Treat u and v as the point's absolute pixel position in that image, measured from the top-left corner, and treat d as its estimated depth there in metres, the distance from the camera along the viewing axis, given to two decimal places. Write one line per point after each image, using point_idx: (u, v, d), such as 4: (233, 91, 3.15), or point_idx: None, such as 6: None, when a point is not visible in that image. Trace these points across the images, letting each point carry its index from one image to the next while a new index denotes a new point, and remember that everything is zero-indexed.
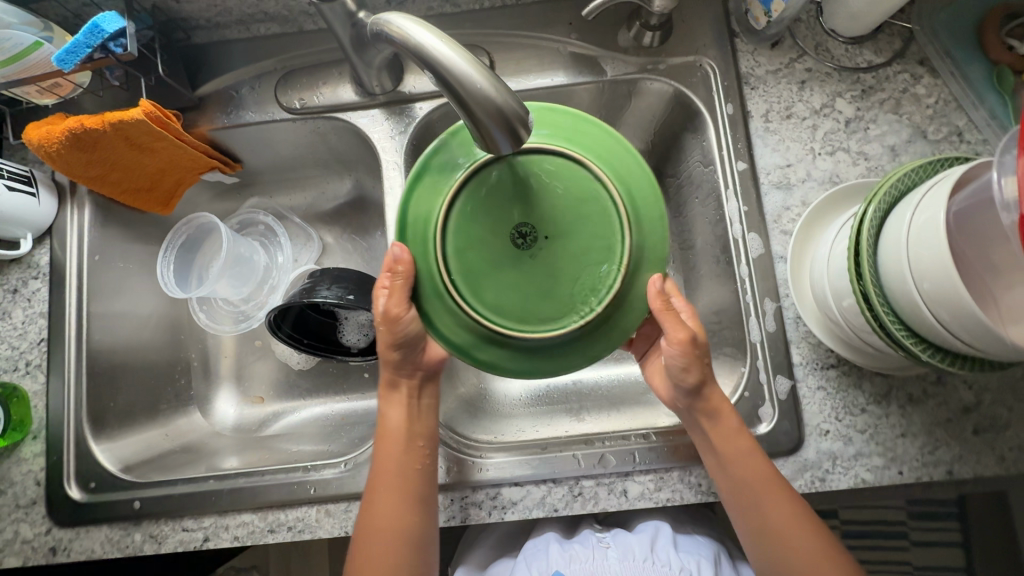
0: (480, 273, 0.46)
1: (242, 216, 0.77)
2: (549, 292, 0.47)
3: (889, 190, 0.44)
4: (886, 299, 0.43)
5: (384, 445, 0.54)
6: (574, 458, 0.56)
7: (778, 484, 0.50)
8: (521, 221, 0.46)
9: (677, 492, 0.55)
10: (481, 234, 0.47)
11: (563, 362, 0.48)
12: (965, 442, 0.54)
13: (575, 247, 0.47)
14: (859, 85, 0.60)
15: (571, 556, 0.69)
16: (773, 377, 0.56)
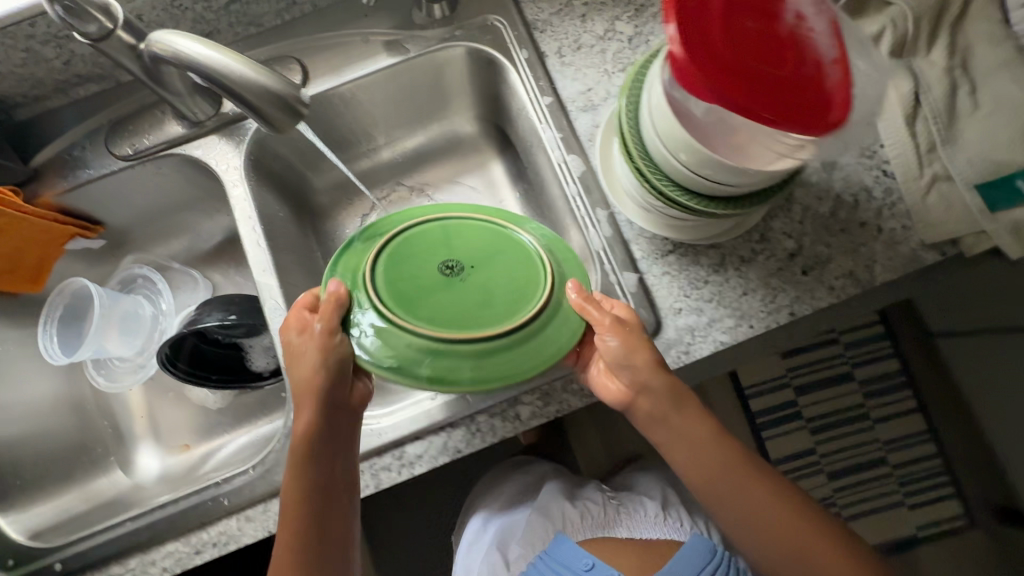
0: (413, 303, 0.56)
1: (120, 276, 0.79)
2: (487, 309, 0.56)
3: (636, 76, 0.51)
4: (662, 174, 0.49)
5: (297, 502, 0.53)
6: (463, 399, 0.59)
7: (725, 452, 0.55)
8: (448, 261, 0.60)
9: (564, 402, 0.58)
10: (415, 276, 0.58)
11: (508, 360, 0.53)
12: (798, 283, 0.60)
13: (495, 272, 0.59)
14: (632, 6, 0.67)
15: (583, 512, 0.81)
16: (621, 275, 0.61)
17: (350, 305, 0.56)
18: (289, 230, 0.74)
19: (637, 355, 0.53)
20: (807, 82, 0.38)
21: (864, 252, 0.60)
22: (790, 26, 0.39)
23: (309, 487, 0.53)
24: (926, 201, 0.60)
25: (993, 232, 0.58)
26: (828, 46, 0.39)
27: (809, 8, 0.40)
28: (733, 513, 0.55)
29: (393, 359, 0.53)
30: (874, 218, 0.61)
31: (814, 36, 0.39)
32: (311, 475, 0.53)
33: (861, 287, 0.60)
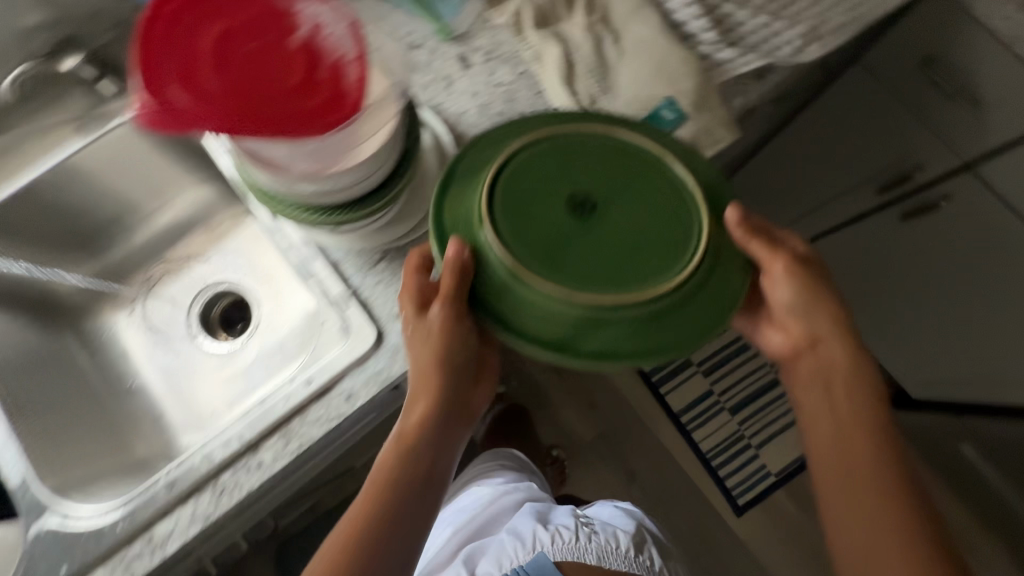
0: (558, 249, 0.49)
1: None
2: (621, 269, 0.49)
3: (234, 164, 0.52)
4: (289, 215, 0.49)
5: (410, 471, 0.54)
6: (198, 462, 0.57)
7: (868, 443, 0.55)
8: (579, 197, 0.51)
9: (305, 436, 0.58)
10: (543, 221, 0.50)
11: (664, 330, 0.49)
12: None
13: (626, 208, 0.51)
14: None
15: (558, 535, 0.87)
16: (335, 295, 0.62)
17: (488, 283, 0.50)
18: (1, 352, 0.72)
19: (790, 290, 0.56)
20: (315, 84, 0.41)
21: None
22: (307, 37, 0.42)
23: (376, 533, 0.52)
24: None
25: None
26: (343, 44, 0.42)
27: (324, 12, 0.43)
28: (823, 463, 0.56)
29: (557, 331, 0.48)
30: None
31: (331, 38, 0.42)
32: (383, 513, 0.52)
33: None
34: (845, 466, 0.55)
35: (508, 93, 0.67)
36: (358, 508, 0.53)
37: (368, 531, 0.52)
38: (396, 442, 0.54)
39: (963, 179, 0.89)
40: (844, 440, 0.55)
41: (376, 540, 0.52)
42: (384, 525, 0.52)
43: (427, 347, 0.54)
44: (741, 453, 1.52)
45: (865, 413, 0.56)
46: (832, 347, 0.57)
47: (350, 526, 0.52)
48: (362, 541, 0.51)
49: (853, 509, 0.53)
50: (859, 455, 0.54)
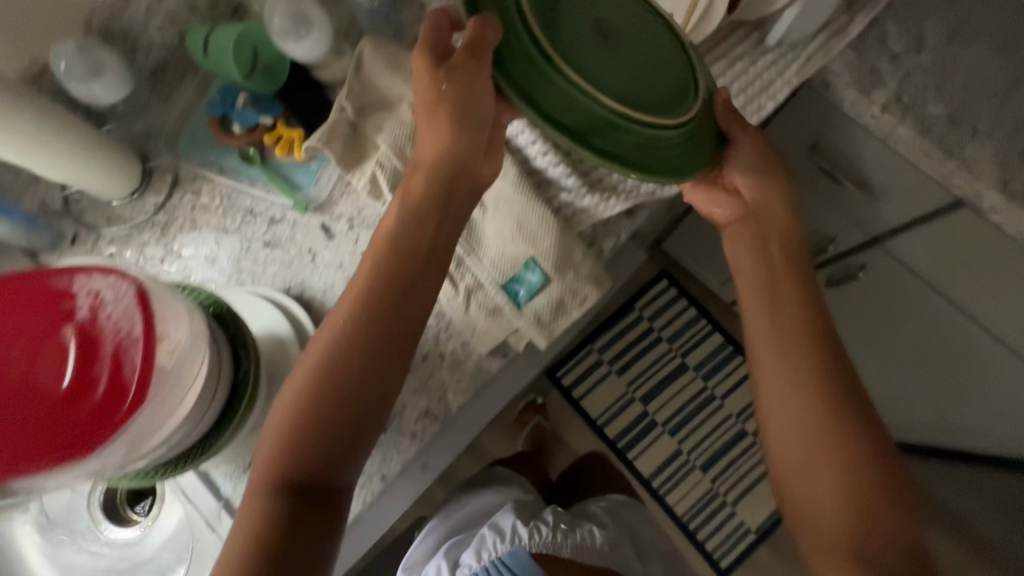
0: (599, 54, 0.50)
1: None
2: (648, 84, 0.51)
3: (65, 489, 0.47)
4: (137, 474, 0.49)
5: (362, 335, 0.49)
6: None
7: (788, 305, 0.59)
8: (598, 19, 0.51)
9: None
10: (576, 20, 0.50)
11: (664, 155, 0.52)
12: (380, 443, 0.60)
13: (640, 43, 0.52)
14: (157, 226, 0.67)
15: (532, 531, 0.88)
16: (205, 511, 0.58)
17: (540, 55, 0.48)
18: None
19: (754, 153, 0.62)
20: (96, 381, 0.38)
21: (433, 385, 0.61)
22: (79, 323, 0.39)
23: (351, 367, 0.49)
24: (470, 314, 0.61)
25: (524, 328, 0.60)
26: (121, 326, 0.39)
27: (103, 293, 0.40)
28: (756, 339, 0.60)
29: (578, 120, 0.49)
30: (433, 347, 0.62)
31: (107, 324, 0.39)
32: (355, 343, 0.49)
33: (440, 420, 0.61)
34: (772, 333, 0.59)
35: None
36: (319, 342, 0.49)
37: (337, 369, 0.48)
38: (374, 270, 0.52)
39: (874, 252, 0.88)
40: (767, 305, 0.60)
41: (342, 380, 0.48)
42: (350, 369, 0.49)
43: (455, 102, 0.53)
44: (717, 513, 1.48)
45: (790, 274, 0.61)
46: (763, 214, 0.64)
47: (298, 388, 0.48)
48: (330, 390, 0.48)
49: (774, 370, 0.58)
50: (789, 325, 0.58)
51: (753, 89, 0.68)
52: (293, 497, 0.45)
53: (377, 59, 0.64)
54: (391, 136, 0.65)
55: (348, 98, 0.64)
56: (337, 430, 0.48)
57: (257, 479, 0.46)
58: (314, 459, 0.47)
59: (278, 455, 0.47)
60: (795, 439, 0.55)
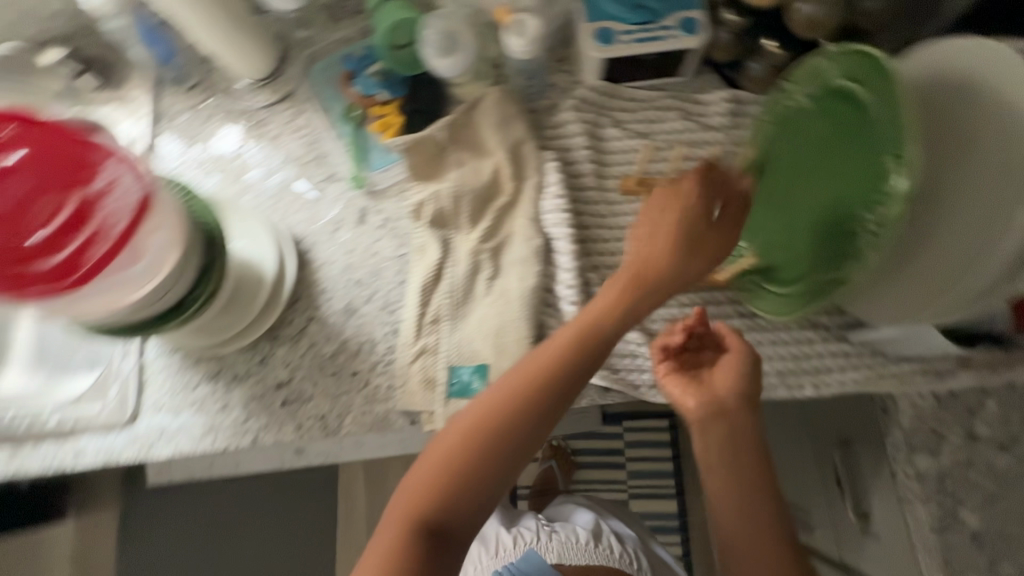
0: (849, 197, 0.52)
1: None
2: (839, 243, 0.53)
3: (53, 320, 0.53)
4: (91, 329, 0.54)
5: (539, 388, 0.52)
6: None
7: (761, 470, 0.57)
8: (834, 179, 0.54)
9: (27, 464, 0.64)
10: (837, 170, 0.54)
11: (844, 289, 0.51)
12: (272, 412, 0.64)
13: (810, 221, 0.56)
14: (251, 119, 0.74)
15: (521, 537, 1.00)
16: (121, 359, 0.66)
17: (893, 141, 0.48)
18: None
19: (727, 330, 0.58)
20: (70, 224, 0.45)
21: (342, 400, 0.64)
22: (88, 186, 0.46)
23: (493, 439, 0.52)
24: (410, 370, 0.63)
25: (439, 416, 0.61)
26: (113, 202, 0.46)
27: (111, 171, 0.47)
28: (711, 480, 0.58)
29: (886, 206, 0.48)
30: (365, 370, 0.65)
31: (109, 197, 0.46)
32: (504, 421, 0.52)
33: (328, 430, 0.63)
34: (728, 503, 0.56)
35: (377, 267, 0.68)
36: (471, 417, 0.52)
37: (484, 439, 0.52)
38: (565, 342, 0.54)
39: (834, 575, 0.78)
40: (735, 484, 0.56)
41: (484, 448, 0.51)
42: (510, 441, 0.52)
43: (716, 232, 0.54)
44: None
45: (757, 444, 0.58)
46: (746, 394, 0.57)
47: (464, 431, 0.52)
48: (467, 451, 0.51)
49: (744, 532, 0.55)
50: (751, 484, 0.56)
51: (807, 365, 0.61)
52: (424, 540, 0.48)
53: (494, 112, 0.66)
54: (461, 178, 0.66)
55: (446, 125, 0.66)
56: (480, 476, 0.51)
57: (398, 516, 0.50)
58: (484, 478, 0.51)
59: (422, 494, 0.50)
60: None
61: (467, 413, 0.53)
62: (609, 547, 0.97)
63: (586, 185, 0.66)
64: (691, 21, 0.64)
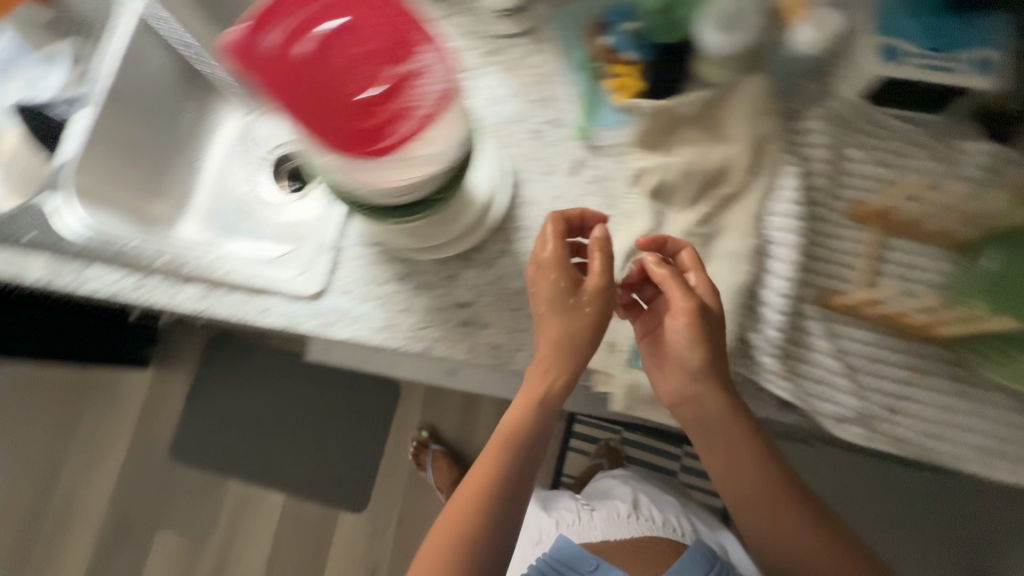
0: None
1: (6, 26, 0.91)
2: None
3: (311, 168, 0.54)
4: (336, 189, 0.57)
5: (494, 466, 0.60)
6: (149, 255, 0.68)
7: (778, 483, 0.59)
8: None
9: (216, 305, 0.67)
10: None
11: None
12: (449, 328, 0.65)
13: None
14: (489, 46, 0.75)
15: (562, 517, 1.05)
16: (323, 239, 0.69)
17: None
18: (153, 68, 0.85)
19: (716, 405, 0.57)
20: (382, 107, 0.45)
21: (519, 336, 0.64)
22: (404, 65, 0.46)
23: (492, 500, 0.59)
24: None
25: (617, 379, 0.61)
26: (423, 88, 0.46)
27: (427, 56, 0.46)
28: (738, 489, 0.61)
29: None
30: None
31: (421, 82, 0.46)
32: (492, 500, 0.59)
33: (498, 361, 0.64)
34: (758, 518, 0.61)
35: None
36: (465, 489, 0.60)
37: (484, 511, 0.58)
38: (506, 425, 0.61)
39: None
40: (760, 494, 0.60)
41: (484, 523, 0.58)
42: (481, 535, 0.57)
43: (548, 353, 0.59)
44: None
45: (779, 474, 0.60)
46: (744, 448, 0.58)
47: (450, 514, 0.59)
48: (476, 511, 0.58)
49: (769, 525, 0.60)
50: (769, 492, 0.60)
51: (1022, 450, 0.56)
52: None
53: (748, 100, 0.64)
54: (694, 155, 0.64)
55: (698, 100, 0.64)
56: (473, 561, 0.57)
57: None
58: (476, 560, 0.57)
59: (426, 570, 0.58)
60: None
61: (453, 500, 0.60)
62: (652, 518, 1.04)
63: (821, 199, 0.63)
64: (988, 64, 0.60)
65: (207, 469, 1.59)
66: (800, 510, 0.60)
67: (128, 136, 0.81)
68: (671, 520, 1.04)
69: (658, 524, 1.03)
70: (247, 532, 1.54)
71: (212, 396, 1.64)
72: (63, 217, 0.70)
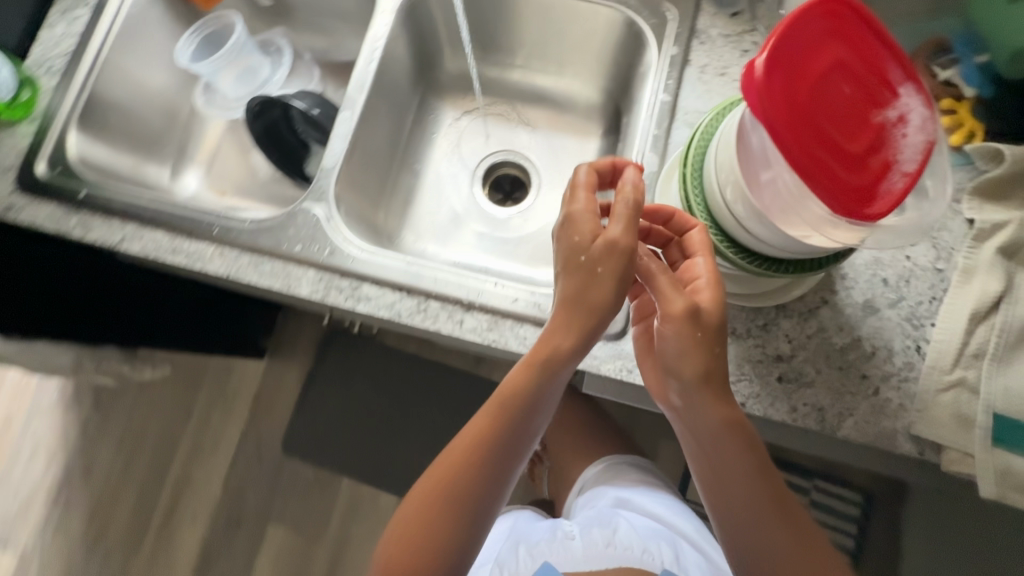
0: None
1: (211, 16, 0.83)
2: None
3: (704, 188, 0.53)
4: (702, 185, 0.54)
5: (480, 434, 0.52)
6: (430, 277, 0.64)
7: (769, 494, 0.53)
8: None
9: (504, 338, 0.62)
10: None
11: None
12: (767, 384, 0.59)
13: None
14: None
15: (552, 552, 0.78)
16: None
17: None
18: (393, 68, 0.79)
19: (712, 411, 0.52)
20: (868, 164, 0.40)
21: (846, 400, 0.58)
22: (886, 117, 0.41)
23: (503, 449, 0.52)
24: (937, 398, 0.57)
25: (976, 460, 0.55)
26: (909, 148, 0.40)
27: (920, 109, 0.41)
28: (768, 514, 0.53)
29: None
30: (877, 378, 0.59)
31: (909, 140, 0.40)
32: (502, 442, 0.52)
33: (822, 427, 0.58)
34: (763, 533, 0.53)
35: (908, 272, 0.61)
36: (470, 435, 0.52)
37: (497, 461, 0.52)
38: (504, 394, 0.52)
39: None
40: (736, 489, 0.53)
41: (492, 474, 0.52)
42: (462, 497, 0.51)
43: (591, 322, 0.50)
44: None
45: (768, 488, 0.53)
46: (736, 463, 0.53)
47: (440, 473, 0.53)
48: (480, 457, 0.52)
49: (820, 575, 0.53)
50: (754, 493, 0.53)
51: None
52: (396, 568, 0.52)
53: None
54: None
55: None
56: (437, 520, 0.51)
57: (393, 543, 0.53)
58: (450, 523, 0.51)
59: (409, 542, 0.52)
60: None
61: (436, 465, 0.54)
62: (628, 545, 0.77)
63: None
64: None
65: (319, 467, 1.55)
66: (805, 539, 0.53)
67: (369, 141, 0.76)
68: (649, 545, 0.77)
69: (634, 553, 0.76)
70: (361, 534, 1.51)
71: (324, 394, 1.59)
72: (335, 228, 0.66)
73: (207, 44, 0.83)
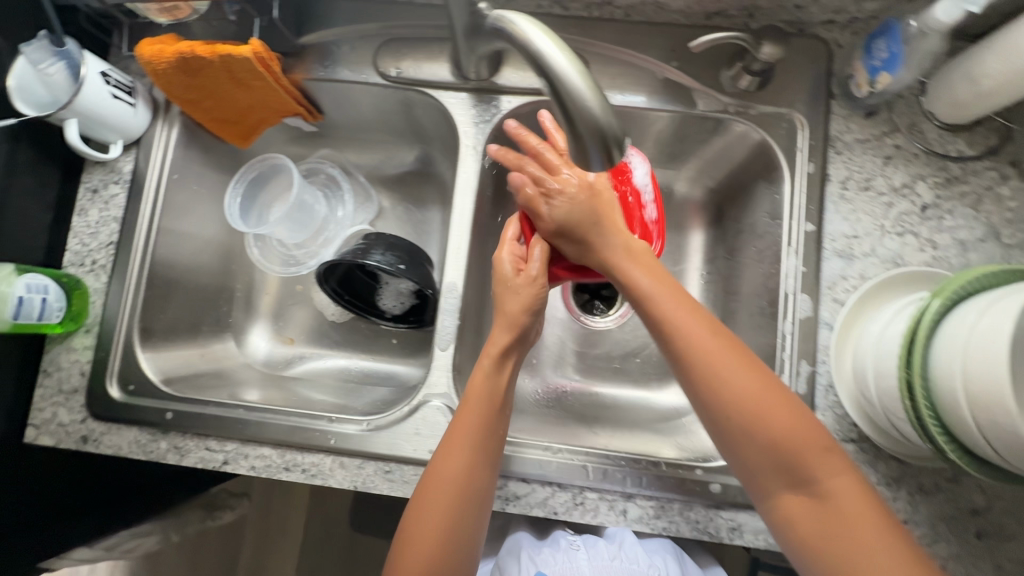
0: None
1: (254, 159, 0.73)
2: None
3: (920, 376, 0.44)
4: (925, 370, 0.43)
5: (473, 400, 0.54)
6: (583, 468, 0.58)
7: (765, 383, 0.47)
8: None
9: (674, 524, 0.57)
10: None
11: None
12: (965, 541, 0.55)
13: None
14: (944, 173, 0.60)
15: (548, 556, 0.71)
16: None
17: None
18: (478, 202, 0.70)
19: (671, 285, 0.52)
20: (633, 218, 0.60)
21: None
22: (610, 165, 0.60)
23: (486, 424, 0.53)
24: None
25: None
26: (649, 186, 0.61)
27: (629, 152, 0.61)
28: (763, 396, 0.46)
29: None
30: None
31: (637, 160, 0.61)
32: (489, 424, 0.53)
33: None
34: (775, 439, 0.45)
35: None
36: (465, 409, 0.54)
37: (480, 425, 0.53)
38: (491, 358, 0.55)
39: None
40: (744, 369, 0.47)
41: (477, 443, 0.52)
42: (471, 450, 0.52)
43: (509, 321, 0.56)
44: None
45: (708, 339, 0.48)
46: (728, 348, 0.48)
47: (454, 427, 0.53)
48: (485, 415, 0.53)
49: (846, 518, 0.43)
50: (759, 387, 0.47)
51: None
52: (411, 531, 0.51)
53: None
54: None
55: None
56: (447, 469, 0.52)
57: (411, 509, 0.52)
58: (458, 482, 0.51)
59: (430, 494, 0.52)
60: (800, 510, 0.45)
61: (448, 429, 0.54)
62: (634, 559, 0.69)
63: None
64: None
65: None
66: (769, 385, 0.47)
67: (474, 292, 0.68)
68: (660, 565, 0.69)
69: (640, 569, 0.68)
70: None
71: None
72: None
73: (254, 191, 0.74)
